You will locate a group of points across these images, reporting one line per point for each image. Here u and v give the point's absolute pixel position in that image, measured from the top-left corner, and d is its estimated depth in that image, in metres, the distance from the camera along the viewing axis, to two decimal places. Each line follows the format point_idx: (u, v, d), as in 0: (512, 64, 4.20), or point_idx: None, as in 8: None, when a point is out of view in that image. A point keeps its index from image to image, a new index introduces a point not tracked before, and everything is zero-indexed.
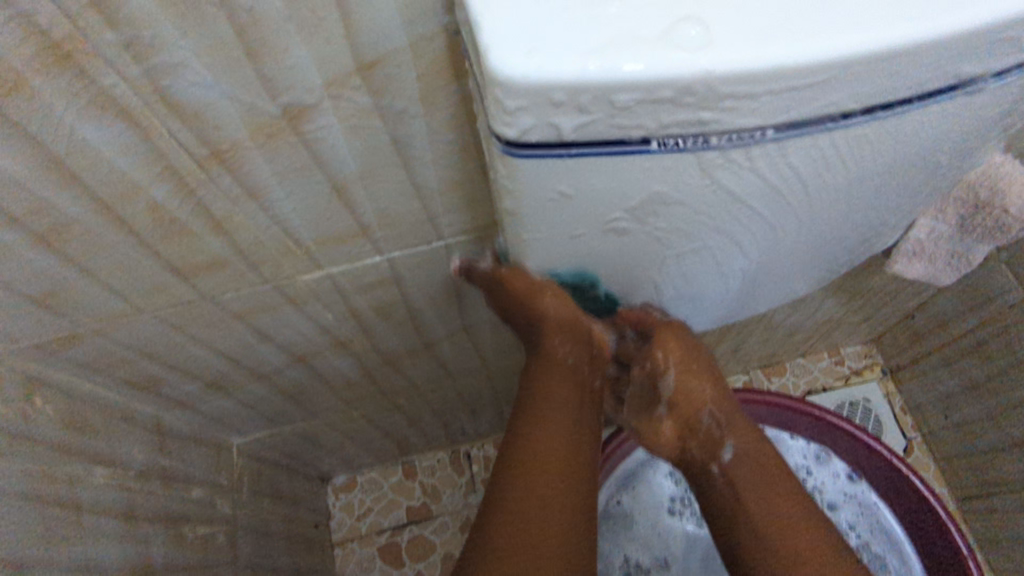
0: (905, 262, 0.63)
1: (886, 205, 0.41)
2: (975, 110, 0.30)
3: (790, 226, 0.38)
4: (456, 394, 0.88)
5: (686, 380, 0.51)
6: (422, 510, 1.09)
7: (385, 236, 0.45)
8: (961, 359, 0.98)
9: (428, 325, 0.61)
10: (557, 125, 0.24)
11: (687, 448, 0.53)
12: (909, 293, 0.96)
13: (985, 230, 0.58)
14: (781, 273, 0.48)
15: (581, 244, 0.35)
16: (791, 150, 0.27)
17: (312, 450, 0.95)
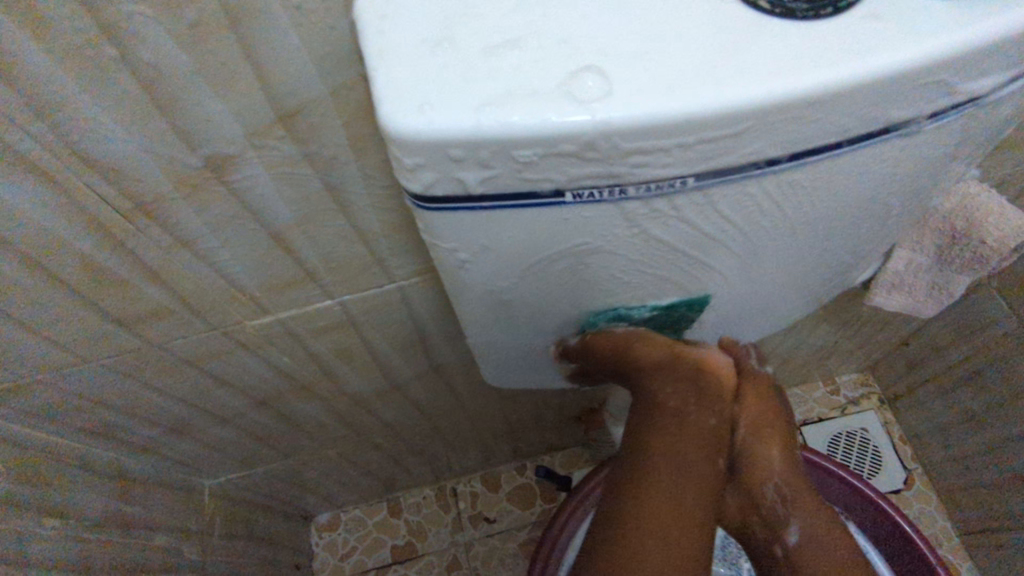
0: (884, 295, 0.61)
1: (845, 243, 0.39)
2: (918, 150, 0.28)
3: (744, 270, 0.36)
4: (436, 430, 0.87)
5: (759, 438, 0.46)
6: (406, 550, 1.07)
7: (333, 281, 0.44)
8: (958, 388, 0.96)
9: (392, 367, 0.60)
10: (461, 179, 0.23)
11: (748, 519, 0.48)
12: (901, 320, 0.93)
13: (964, 262, 0.56)
14: (747, 313, 0.46)
15: (515, 299, 0.33)
16: (718, 199, 0.26)
17: (292, 490, 0.93)
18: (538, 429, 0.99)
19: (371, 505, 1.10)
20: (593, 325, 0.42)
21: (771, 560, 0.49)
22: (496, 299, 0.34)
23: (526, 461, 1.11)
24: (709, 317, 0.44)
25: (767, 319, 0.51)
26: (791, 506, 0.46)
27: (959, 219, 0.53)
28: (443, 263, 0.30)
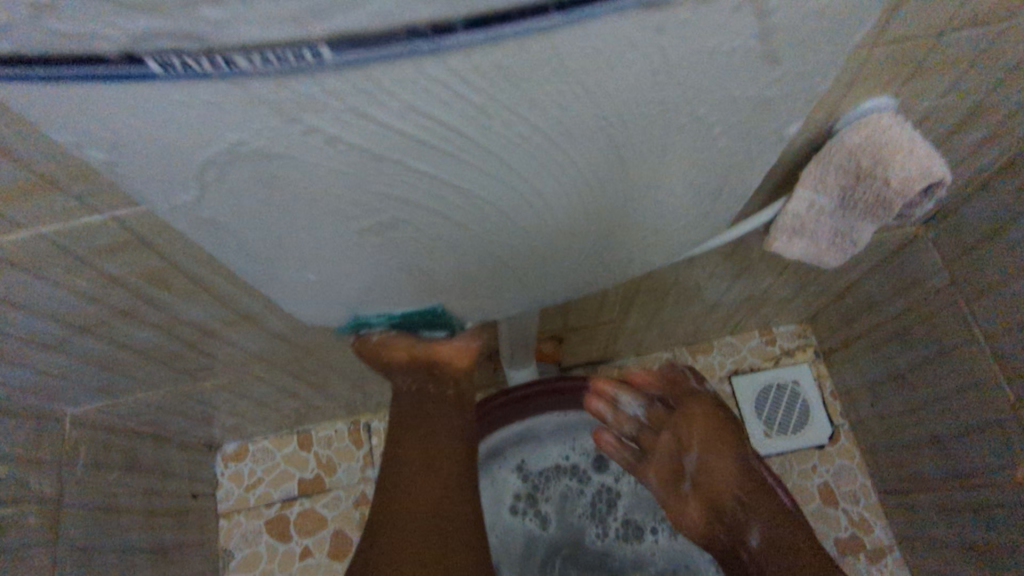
0: (785, 241, 0.54)
1: (676, 170, 0.33)
2: (686, 23, 0.22)
3: (533, 188, 0.30)
4: (326, 364, 0.81)
5: (712, 457, 0.66)
6: (314, 483, 1.05)
7: (86, 190, 0.36)
8: (888, 345, 0.91)
9: (225, 296, 0.53)
10: (16, 33, 0.20)
11: (712, 526, 0.66)
12: (835, 271, 0.87)
13: (869, 205, 0.49)
14: (586, 250, 0.40)
15: (239, 209, 0.29)
16: (375, 86, 0.22)
17: (182, 420, 0.89)
18: None
19: (280, 437, 1.07)
20: (389, 271, 0.36)
21: (740, 557, 0.63)
22: (216, 207, 0.29)
23: None
24: (533, 256, 0.38)
25: (627, 260, 0.45)
26: (746, 509, 0.63)
27: (864, 155, 0.46)
28: (105, 162, 0.26)
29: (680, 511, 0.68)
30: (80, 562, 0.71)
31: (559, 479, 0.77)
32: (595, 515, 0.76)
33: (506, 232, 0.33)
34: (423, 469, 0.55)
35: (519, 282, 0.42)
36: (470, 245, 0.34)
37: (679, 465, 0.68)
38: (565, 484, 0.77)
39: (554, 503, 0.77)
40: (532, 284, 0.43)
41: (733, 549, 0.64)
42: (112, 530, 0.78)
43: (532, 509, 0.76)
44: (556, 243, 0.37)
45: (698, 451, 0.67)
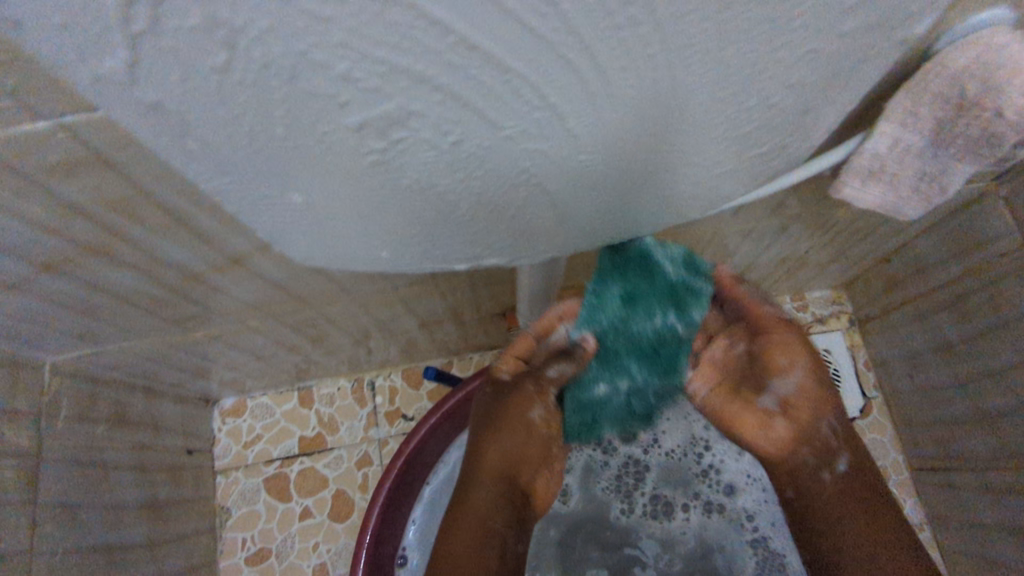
0: (859, 187, 0.46)
1: (782, 75, 0.25)
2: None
3: (603, 98, 0.22)
4: (328, 318, 0.75)
5: (805, 386, 0.54)
6: (315, 442, 1.00)
7: (22, 85, 0.29)
8: (937, 314, 0.83)
9: (209, 235, 0.46)
10: None
11: (798, 452, 0.55)
12: (885, 231, 0.80)
13: (970, 142, 0.42)
14: (648, 200, 0.33)
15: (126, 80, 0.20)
16: None
17: (175, 373, 0.83)
18: (458, 325, 0.88)
19: (280, 393, 1.02)
20: (385, 208, 0.28)
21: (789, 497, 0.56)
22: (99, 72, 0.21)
23: (452, 358, 1.01)
24: (586, 203, 0.30)
25: (687, 211, 0.38)
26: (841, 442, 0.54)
27: (973, 80, 0.38)
28: None
29: (748, 426, 0.58)
30: (64, 520, 0.66)
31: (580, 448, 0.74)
32: (619, 490, 0.75)
33: (556, 167, 0.26)
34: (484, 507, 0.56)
35: (559, 237, 0.34)
36: (509, 185, 0.26)
37: (760, 376, 0.56)
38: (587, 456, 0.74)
39: (576, 476, 0.74)
40: (574, 239, 0.36)
41: (812, 484, 0.54)
42: (98, 486, 0.72)
43: None
44: (617, 187, 0.29)
45: (794, 370, 0.54)
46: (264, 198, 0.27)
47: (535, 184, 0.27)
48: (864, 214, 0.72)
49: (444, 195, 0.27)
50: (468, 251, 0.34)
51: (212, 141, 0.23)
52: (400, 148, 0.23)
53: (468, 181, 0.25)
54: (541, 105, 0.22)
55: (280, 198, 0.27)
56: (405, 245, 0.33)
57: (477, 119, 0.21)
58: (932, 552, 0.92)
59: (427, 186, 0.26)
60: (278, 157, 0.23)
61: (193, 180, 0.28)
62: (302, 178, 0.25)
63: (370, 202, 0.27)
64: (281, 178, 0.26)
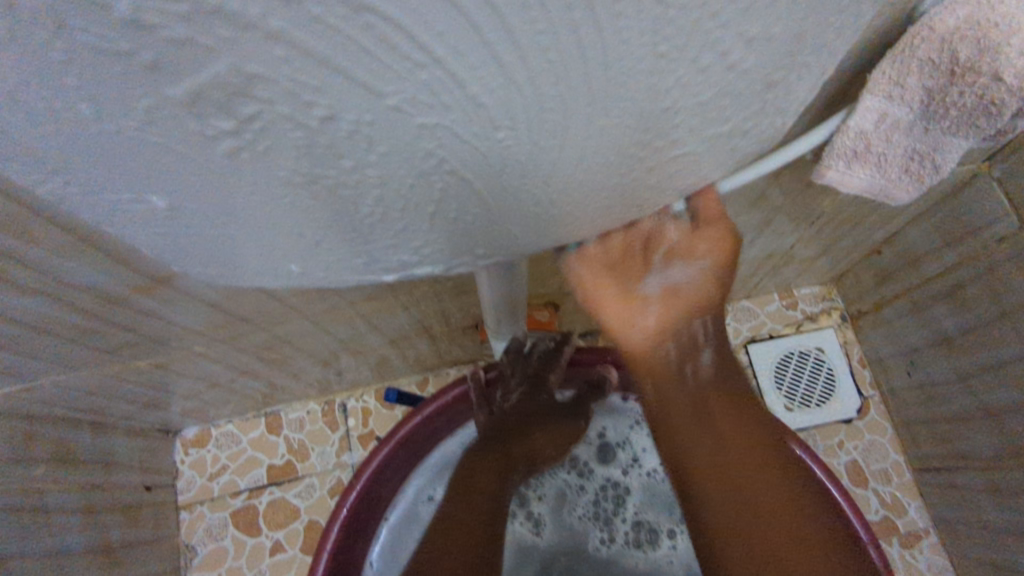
0: (844, 170, 0.42)
1: (741, 25, 0.20)
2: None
3: (511, 52, 0.18)
4: (284, 339, 0.70)
5: (703, 275, 0.49)
6: (285, 470, 0.94)
7: None
8: (932, 306, 0.79)
9: (118, 256, 0.41)
10: None
11: (666, 344, 0.51)
12: (873, 220, 0.76)
13: (964, 114, 0.37)
14: (598, 191, 0.28)
15: None
16: None
17: (125, 405, 0.77)
18: (429, 339, 0.83)
19: (246, 420, 0.96)
20: (272, 209, 0.23)
21: (680, 373, 0.52)
22: None
23: (427, 375, 0.96)
24: (521, 195, 0.25)
25: (650, 202, 0.33)
26: (710, 337, 0.52)
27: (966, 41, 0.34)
28: None
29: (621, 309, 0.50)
30: None
31: (554, 473, 0.71)
32: (599, 517, 0.70)
33: (469, 149, 0.21)
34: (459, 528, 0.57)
35: (499, 237, 0.30)
36: (415, 173, 0.22)
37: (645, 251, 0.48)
38: (562, 480, 0.71)
39: (551, 504, 0.71)
40: (519, 241, 0.31)
41: (677, 368, 0.52)
42: (36, 532, 0.66)
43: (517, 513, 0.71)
44: (557, 173, 0.24)
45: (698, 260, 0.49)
46: (121, 205, 0.22)
47: (450, 173, 0.22)
48: (851, 203, 0.68)
49: (338, 190, 0.22)
50: (392, 258, 0.29)
51: (17, 131, 0.18)
52: (258, 128, 0.18)
53: (362, 171, 0.21)
54: (436, 68, 0.17)
55: (140, 205, 0.22)
56: (315, 254, 0.28)
57: (345, 83, 0.17)
58: (940, 559, 0.87)
59: (313, 181, 0.21)
60: (109, 149, 0.19)
61: (30, 185, 0.23)
62: (155, 178, 0.20)
63: (251, 205, 0.23)
64: (128, 179, 0.21)
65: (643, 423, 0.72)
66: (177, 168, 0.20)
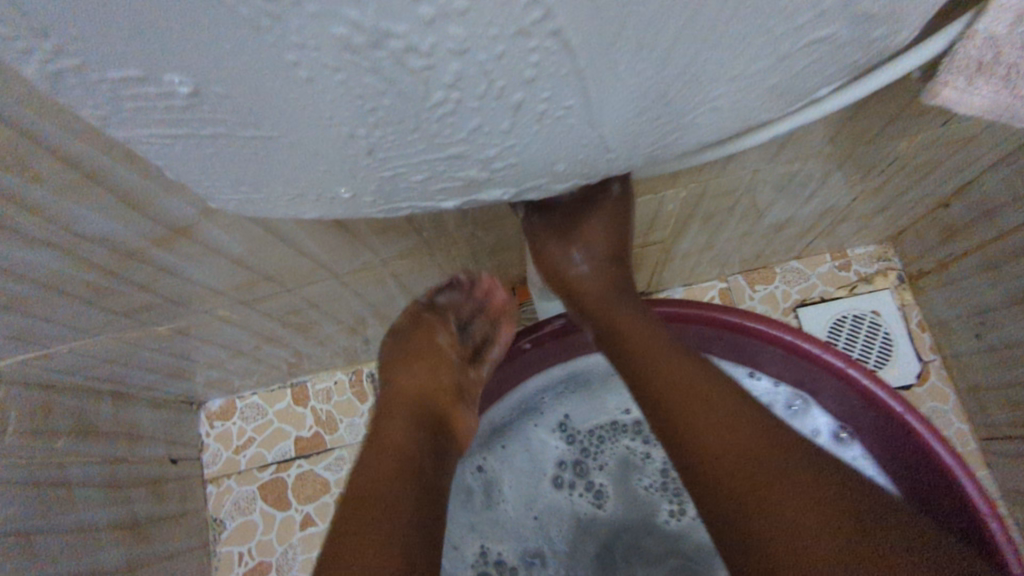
0: (965, 88, 0.36)
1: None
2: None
3: None
4: (312, 302, 0.66)
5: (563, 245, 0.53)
6: (313, 443, 0.91)
7: None
8: (1009, 262, 0.73)
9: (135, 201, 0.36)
10: None
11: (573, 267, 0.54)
12: (946, 168, 0.69)
13: None
14: (716, 92, 0.23)
15: None
16: None
17: (147, 375, 0.74)
18: None
19: (272, 391, 0.92)
20: (324, 96, 0.18)
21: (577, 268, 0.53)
22: None
23: None
24: (630, 85, 0.20)
25: (756, 114, 0.27)
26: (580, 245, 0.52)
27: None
28: None
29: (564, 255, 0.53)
30: (13, 550, 0.57)
31: (616, 440, 0.67)
32: (668, 488, 0.66)
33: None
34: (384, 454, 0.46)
35: (591, 155, 0.24)
36: (511, 38, 0.16)
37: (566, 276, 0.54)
38: (625, 447, 0.67)
39: (614, 472, 0.66)
40: (607, 161, 0.26)
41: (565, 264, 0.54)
42: (59, 506, 0.64)
43: (580, 487, 0.66)
44: (678, 53, 0.19)
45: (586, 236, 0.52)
46: (135, 91, 0.18)
47: (553, 41, 0.17)
48: (926, 145, 0.62)
49: (414, 62, 0.17)
50: (462, 176, 0.24)
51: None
52: None
53: (442, 31, 0.16)
54: None
55: (157, 89, 0.18)
56: (368, 170, 0.23)
57: None
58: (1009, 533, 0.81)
59: (386, 44, 0.16)
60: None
61: (19, 67, 0.18)
62: (179, 36, 0.15)
63: (296, 87, 0.17)
64: (143, 39, 0.16)
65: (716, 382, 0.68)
66: (202, 19, 0.15)
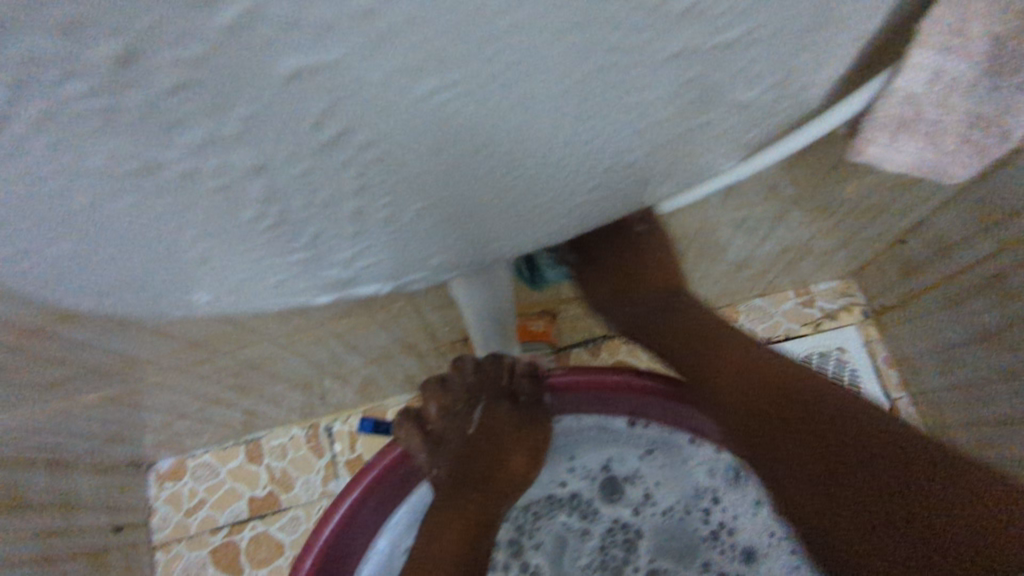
0: (885, 143, 0.36)
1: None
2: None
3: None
4: (253, 364, 0.63)
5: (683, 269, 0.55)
6: (267, 502, 0.87)
7: None
8: (967, 298, 0.72)
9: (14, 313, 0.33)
10: None
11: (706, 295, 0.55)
12: (898, 207, 0.68)
13: None
14: (589, 182, 0.21)
15: None
16: None
17: (84, 442, 0.70)
18: (415, 356, 0.76)
19: (225, 449, 0.89)
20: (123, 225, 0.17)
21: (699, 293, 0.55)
22: None
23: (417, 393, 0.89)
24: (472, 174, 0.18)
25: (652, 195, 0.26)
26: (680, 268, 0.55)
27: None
28: None
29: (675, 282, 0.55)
30: None
31: (551, 516, 0.66)
32: (605, 567, 0.66)
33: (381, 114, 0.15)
34: (420, 550, 0.56)
35: (465, 242, 0.23)
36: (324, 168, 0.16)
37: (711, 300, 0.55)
38: (560, 524, 0.67)
39: (549, 550, 0.66)
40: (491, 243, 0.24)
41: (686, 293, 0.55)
42: None
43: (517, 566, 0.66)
44: (519, 141, 0.18)
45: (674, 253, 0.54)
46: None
47: (373, 162, 0.16)
48: (876, 187, 0.61)
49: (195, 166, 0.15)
50: (320, 271, 0.22)
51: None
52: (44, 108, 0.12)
53: (227, 152, 0.15)
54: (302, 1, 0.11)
55: None
56: (214, 277, 0.21)
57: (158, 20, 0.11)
58: None
59: (153, 158, 0.14)
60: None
61: None
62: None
63: (85, 220, 0.16)
64: None
65: (656, 454, 0.64)
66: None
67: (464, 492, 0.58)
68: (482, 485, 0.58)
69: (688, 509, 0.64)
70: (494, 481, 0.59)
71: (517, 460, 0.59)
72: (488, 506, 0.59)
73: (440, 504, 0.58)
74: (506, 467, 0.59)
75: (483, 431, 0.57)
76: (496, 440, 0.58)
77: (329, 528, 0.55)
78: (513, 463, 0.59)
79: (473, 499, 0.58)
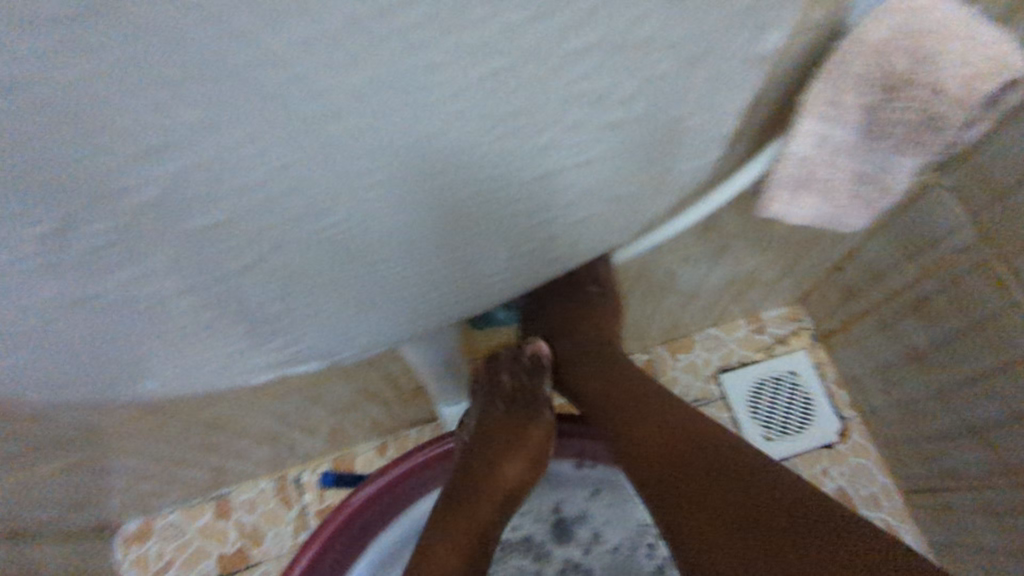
0: (787, 205, 0.39)
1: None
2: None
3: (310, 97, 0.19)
4: (216, 422, 0.64)
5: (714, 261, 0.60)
6: (237, 559, 0.86)
7: None
8: (901, 321, 0.76)
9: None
10: None
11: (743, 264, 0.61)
12: (830, 239, 0.73)
13: (909, 129, 0.35)
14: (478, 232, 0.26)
15: None
16: None
17: (46, 509, 0.69)
18: (380, 404, 0.77)
19: (192, 506, 0.88)
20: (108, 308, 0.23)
21: None
22: None
23: (386, 439, 0.90)
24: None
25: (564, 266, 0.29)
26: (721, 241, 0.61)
27: (897, 46, 0.31)
28: None
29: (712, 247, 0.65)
30: None
31: (505, 560, 0.64)
32: None
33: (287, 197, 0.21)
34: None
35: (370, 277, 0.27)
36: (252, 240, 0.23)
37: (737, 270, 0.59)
38: (515, 567, 0.64)
39: None
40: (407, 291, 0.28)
41: None
42: None
43: None
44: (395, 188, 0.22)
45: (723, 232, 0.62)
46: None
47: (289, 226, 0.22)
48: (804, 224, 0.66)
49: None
50: (252, 300, 0.25)
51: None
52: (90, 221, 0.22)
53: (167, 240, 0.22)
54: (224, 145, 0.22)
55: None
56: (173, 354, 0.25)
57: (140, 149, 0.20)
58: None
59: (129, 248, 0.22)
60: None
61: None
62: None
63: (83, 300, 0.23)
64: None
65: (603, 490, 0.64)
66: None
67: (459, 508, 0.51)
68: (478, 497, 0.52)
69: (636, 544, 0.64)
70: (490, 493, 0.52)
71: (515, 462, 0.53)
72: (487, 518, 0.52)
73: (432, 521, 0.51)
74: (505, 468, 0.53)
75: (478, 430, 0.53)
76: (492, 439, 0.53)
77: (309, 551, 0.57)
78: (509, 466, 0.53)
79: (468, 508, 0.51)
